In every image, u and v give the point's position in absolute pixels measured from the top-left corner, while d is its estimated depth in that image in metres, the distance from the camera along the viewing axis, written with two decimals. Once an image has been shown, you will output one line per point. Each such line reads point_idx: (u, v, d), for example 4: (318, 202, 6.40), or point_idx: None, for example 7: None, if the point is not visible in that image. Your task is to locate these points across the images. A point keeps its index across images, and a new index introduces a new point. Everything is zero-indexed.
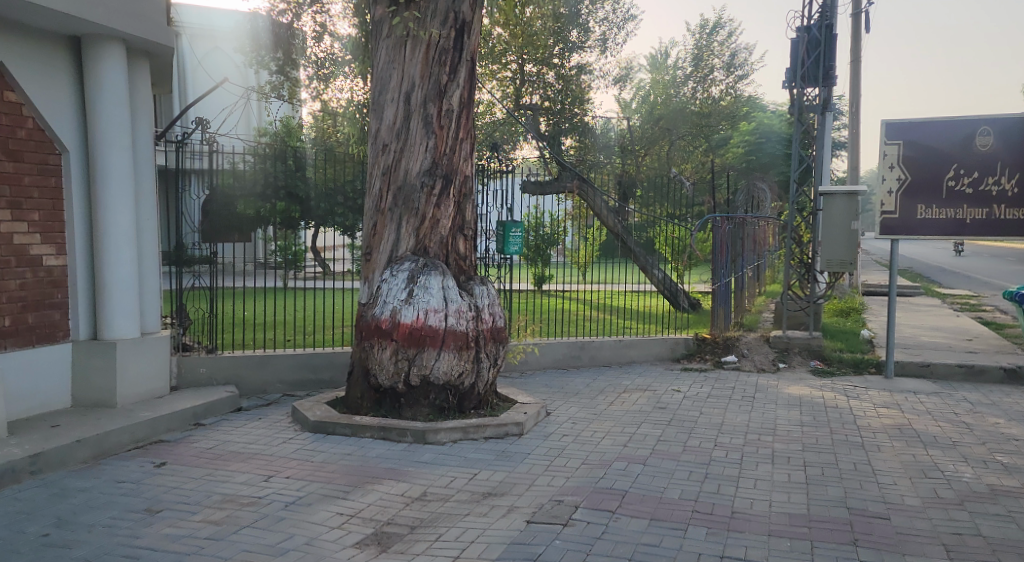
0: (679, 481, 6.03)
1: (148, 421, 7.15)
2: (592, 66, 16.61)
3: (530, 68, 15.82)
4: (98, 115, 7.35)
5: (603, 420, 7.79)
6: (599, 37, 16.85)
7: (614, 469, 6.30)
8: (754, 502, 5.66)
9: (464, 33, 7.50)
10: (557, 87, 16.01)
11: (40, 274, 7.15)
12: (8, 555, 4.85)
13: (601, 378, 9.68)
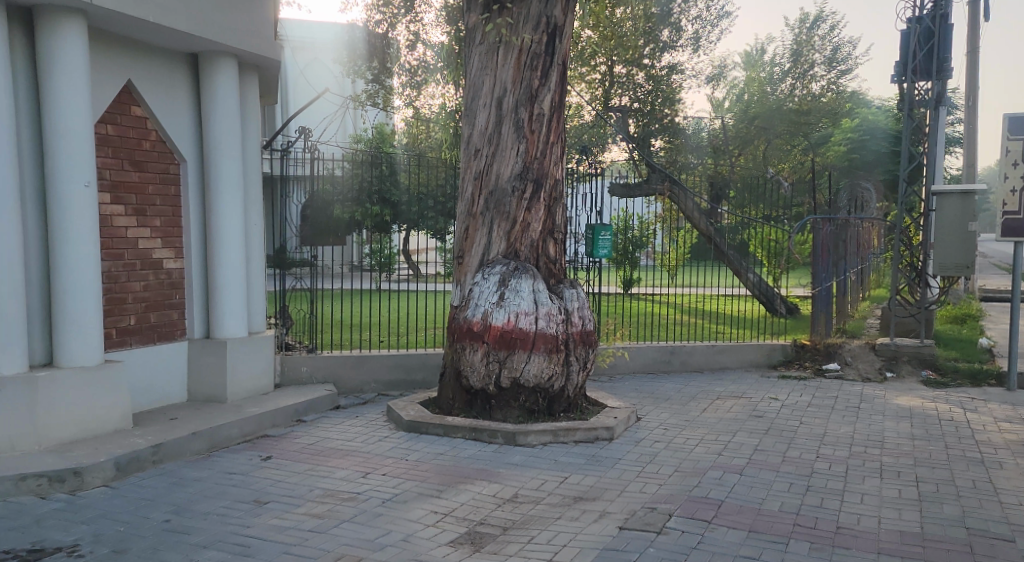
0: (779, 493, 5.94)
1: (255, 416, 7.50)
2: (684, 66, 16.44)
3: (619, 70, 15.81)
4: (213, 127, 7.77)
5: (696, 427, 7.73)
6: (692, 36, 16.67)
7: (710, 478, 6.25)
8: (861, 517, 5.52)
9: (556, 36, 7.58)
10: (647, 88, 15.98)
11: (161, 277, 7.60)
12: (133, 538, 5.20)
13: (693, 384, 9.59)
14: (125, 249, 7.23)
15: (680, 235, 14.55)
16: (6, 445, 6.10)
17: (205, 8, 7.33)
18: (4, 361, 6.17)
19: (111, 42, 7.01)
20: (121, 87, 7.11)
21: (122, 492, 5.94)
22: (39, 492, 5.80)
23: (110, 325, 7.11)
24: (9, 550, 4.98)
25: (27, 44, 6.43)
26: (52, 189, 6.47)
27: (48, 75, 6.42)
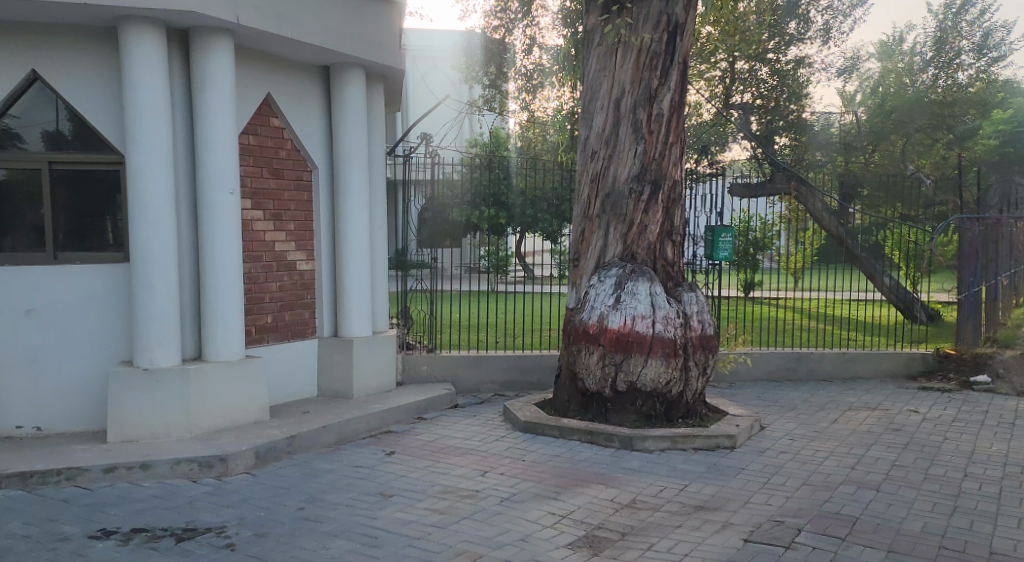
0: (921, 513, 5.70)
1: (379, 413, 7.80)
2: (813, 59, 15.81)
3: (741, 66, 15.54)
4: (343, 135, 8.13)
5: (826, 438, 7.51)
6: (822, 28, 16.03)
7: (843, 493, 6.06)
8: (1017, 543, 5.23)
9: (677, 35, 7.51)
10: (771, 83, 15.70)
11: (295, 278, 8.02)
12: (271, 523, 5.53)
13: (822, 393, 9.30)
14: (263, 252, 7.69)
15: (808, 237, 14.08)
16: (162, 432, 6.65)
17: (336, 23, 7.69)
18: (161, 354, 6.72)
19: (252, 58, 7.48)
20: (261, 100, 7.57)
21: (261, 479, 6.33)
22: (190, 476, 6.28)
23: (249, 323, 7.57)
24: (165, 528, 5.42)
25: (182, 62, 6.96)
26: (201, 196, 6.97)
27: (199, 91, 6.92)
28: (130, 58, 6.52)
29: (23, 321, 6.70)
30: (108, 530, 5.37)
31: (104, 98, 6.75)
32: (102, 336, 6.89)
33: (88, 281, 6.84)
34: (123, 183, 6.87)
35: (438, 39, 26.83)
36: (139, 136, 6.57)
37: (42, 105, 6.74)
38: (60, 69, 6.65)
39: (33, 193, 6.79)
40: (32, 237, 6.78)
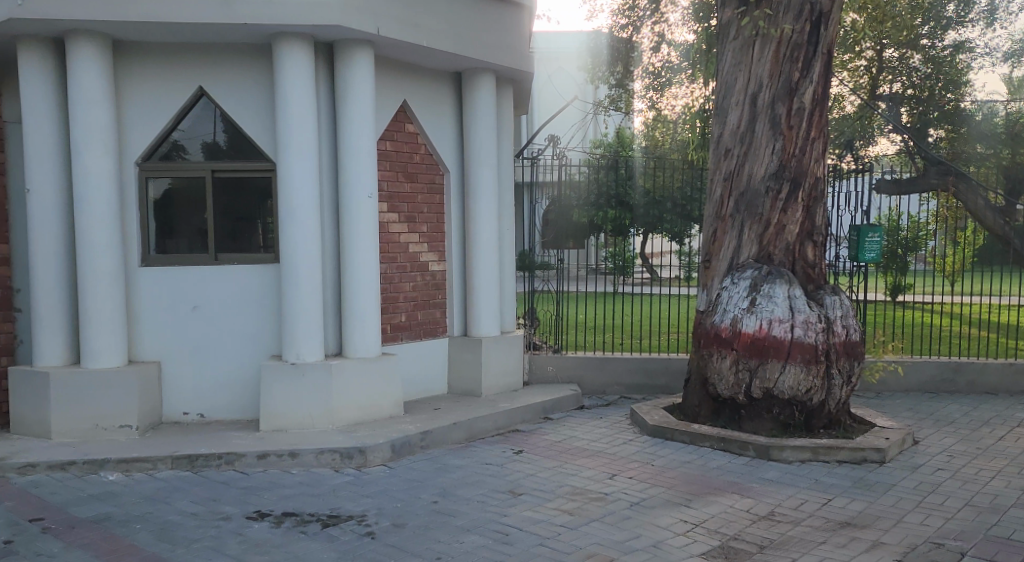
0: None
1: (508, 411, 7.93)
2: (973, 44, 14.55)
3: (891, 54, 14.63)
4: (474, 139, 8.32)
5: (989, 457, 7.05)
6: (987, 8, 14.35)
7: (1011, 517, 5.68)
8: None
9: (822, 24, 7.22)
10: (925, 71, 14.59)
11: (427, 278, 8.25)
12: (408, 514, 5.74)
13: (983, 407, 8.72)
14: (398, 253, 7.96)
15: (966, 236, 13.15)
16: (307, 422, 7.02)
17: (468, 29, 7.88)
18: (307, 349, 7.09)
19: (390, 66, 7.77)
20: (397, 106, 7.86)
21: (398, 472, 6.57)
22: (332, 465, 6.60)
23: (385, 321, 7.87)
24: (312, 513, 5.73)
25: (327, 72, 7.34)
26: (343, 200, 7.31)
27: (342, 99, 7.25)
28: (281, 69, 6.93)
29: (189, 317, 7.25)
30: (262, 512, 5.73)
31: (257, 108, 7.19)
32: (255, 331, 7.32)
33: (243, 280, 7.29)
34: (273, 188, 7.29)
35: (564, 43, 27.02)
36: (287, 143, 6.96)
37: (203, 118, 7.25)
38: (219, 82, 7.15)
39: (196, 198, 7.29)
40: (196, 238, 7.31)
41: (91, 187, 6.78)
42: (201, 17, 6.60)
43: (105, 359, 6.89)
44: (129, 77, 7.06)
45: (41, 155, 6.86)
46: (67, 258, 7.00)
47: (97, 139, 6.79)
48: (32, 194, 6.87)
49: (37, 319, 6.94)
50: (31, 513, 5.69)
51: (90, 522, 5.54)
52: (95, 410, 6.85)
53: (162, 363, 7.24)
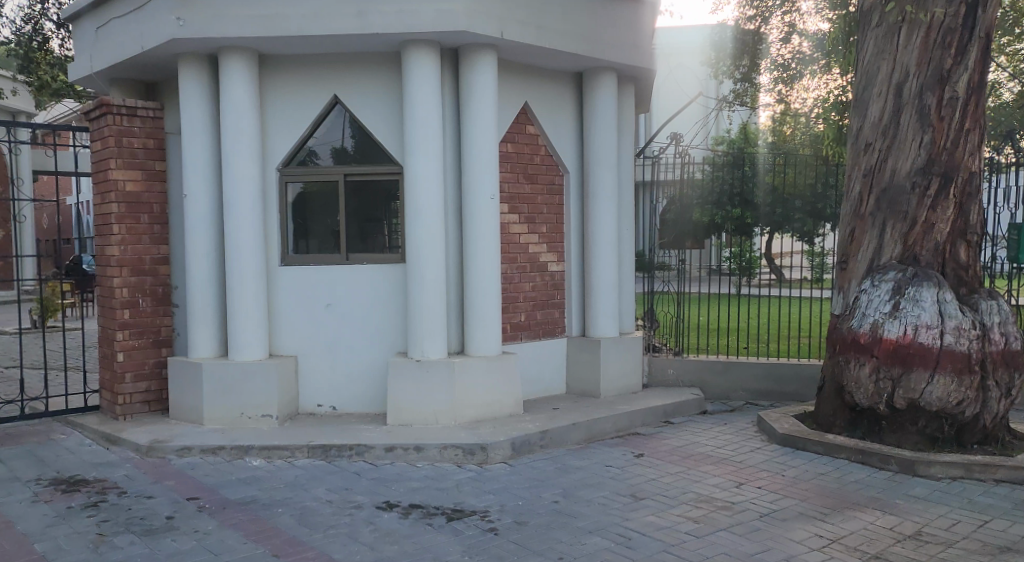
0: None
1: (627, 413, 7.85)
2: None
3: None
4: (595, 139, 8.26)
5: None
6: None
7: None
8: None
9: (978, 7, 6.77)
10: None
11: (547, 279, 8.23)
12: (530, 513, 5.77)
13: None
14: (518, 253, 7.98)
15: None
16: (432, 418, 7.17)
17: (592, 29, 7.83)
18: (431, 347, 7.24)
19: (511, 68, 7.82)
20: (519, 109, 7.90)
21: (520, 470, 6.64)
22: (455, 460, 6.75)
23: (505, 321, 7.91)
24: (437, 506, 5.88)
25: (452, 76, 7.46)
26: (467, 200, 7.40)
27: (466, 102, 7.35)
28: (410, 75, 7.11)
29: (322, 314, 7.49)
30: (391, 503, 5.95)
31: (385, 113, 7.37)
32: (382, 329, 7.49)
33: (371, 279, 7.48)
34: (401, 190, 7.43)
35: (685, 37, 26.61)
36: (415, 146, 7.13)
37: (335, 124, 7.49)
38: (351, 88, 7.37)
39: (326, 201, 7.53)
40: (329, 239, 7.55)
41: (237, 190, 7.13)
42: (339, 29, 6.86)
43: (247, 353, 7.22)
44: (270, 86, 7.38)
45: (193, 162, 7.25)
46: (216, 258, 7.38)
47: (241, 146, 7.13)
48: (187, 198, 7.28)
49: (190, 315, 7.35)
50: (188, 492, 6.15)
51: (238, 504, 5.93)
52: (240, 400, 7.18)
53: (298, 358, 7.51)
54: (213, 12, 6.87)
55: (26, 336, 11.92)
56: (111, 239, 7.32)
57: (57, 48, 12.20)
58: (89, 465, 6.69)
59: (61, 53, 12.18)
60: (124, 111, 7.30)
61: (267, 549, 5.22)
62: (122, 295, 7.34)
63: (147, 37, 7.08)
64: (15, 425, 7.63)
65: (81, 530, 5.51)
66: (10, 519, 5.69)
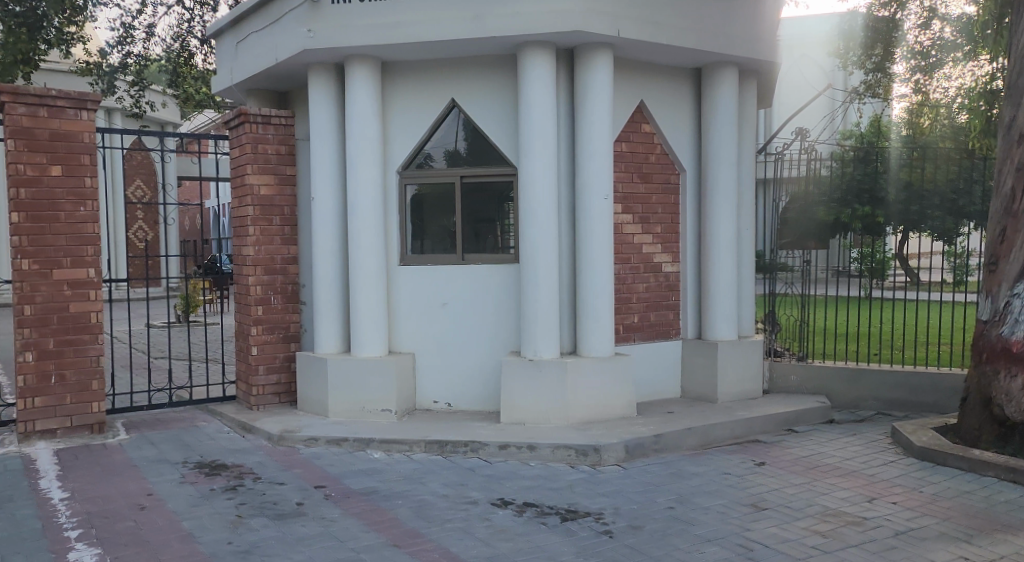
0: None
1: (746, 420, 7.64)
2: None
3: None
4: (714, 137, 8.08)
5: None
6: None
7: None
8: None
9: None
10: None
11: (660, 279, 8.12)
12: (646, 517, 5.75)
13: None
14: (632, 254, 7.92)
15: None
16: (543, 417, 7.25)
17: (713, 22, 7.67)
18: (545, 347, 7.31)
19: (628, 67, 7.78)
20: (635, 107, 7.85)
21: (633, 473, 6.62)
22: (568, 461, 6.79)
23: (618, 321, 7.87)
24: (551, 506, 5.95)
25: (568, 77, 7.51)
26: (581, 201, 7.42)
27: (581, 103, 7.37)
28: (525, 79, 7.20)
29: (439, 312, 7.70)
30: (505, 500, 6.07)
31: (501, 116, 7.50)
32: (496, 328, 7.61)
33: (486, 279, 7.62)
34: (515, 191, 7.54)
35: (813, 27, 25.72)
36: (530, 148, 7.21)
37: (452, 127, 7.67)
38: (469, 92, 7.54)
39: (443, 202, 7.73)
40: (445, 240, 7.75)
41: (360, 193, 7.44)
42: (459, 32, 7.03)
43: (369, 349, 7.53)
44: (393, 92, 7.66)
45: (322, 167, 7.63)
46: (341, 258, 7.74)
47: (364, 150, 7.43)
48: (315, 201, 7.66)
49: (317, 311, 7.73)
50: (315, 480, 6.48)
51: (361, 494, 6.21)
52: (361, 395, 7.49)
53: (416, 355, 7.76)
54: (341, 22, 7.21)
55: (171, 330, 12.87)
56: (247, 239, 7.80)
57: (201, 63, 13.08)
58: (227, 451, 7.17)
59: (205, 67, 13.07)
60: (259, 119, 7.76)
61: (387, 538, 5.44)
62: (256, 293, 7.81)
63: (280, 50, 7.52)
64: (162, 412, 8.28)
65: (221, 511, 5.93)
66: (160, 497, 6.19)
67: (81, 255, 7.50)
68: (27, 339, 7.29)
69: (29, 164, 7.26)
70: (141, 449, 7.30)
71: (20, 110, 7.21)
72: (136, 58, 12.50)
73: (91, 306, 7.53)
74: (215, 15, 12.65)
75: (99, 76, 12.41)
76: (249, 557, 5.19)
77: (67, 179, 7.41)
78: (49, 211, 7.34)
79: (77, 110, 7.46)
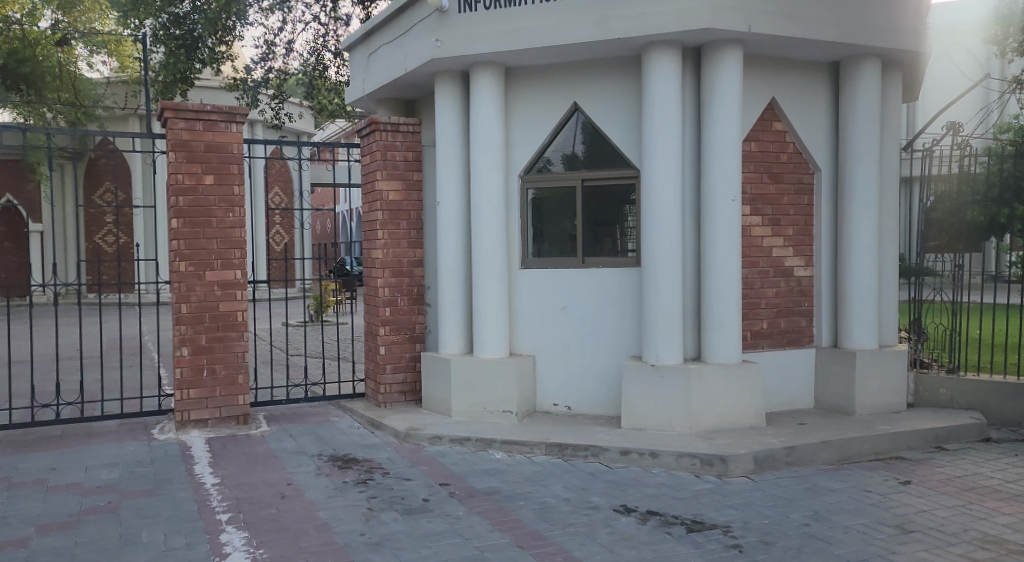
0: None
1: (889, 435, 7.15)
2: None
3: None
4: (854, 134, 7.65)
5: None
6: None
7: None
8: None
9: None
10: None
11: (792, 284, 7.77)
12: (778, 534, 5.50)
13: None
14: (760, 257, 7.61)
15: None
16: (666, 424, 7.10)
17: (853, 13, 7.25)
18: (667, 351, 7.15)
19: (759, 63, 7.48)
20: (765, 105, 7.55)
21: (762, 486, 6.35)
22: (693, 470, 6.61)
23: (746, 327, 7.58)
24: (677, 516, 5.81)
25: (693, 76, 7.32)
26: (705, 203, 7.21)
27: (708, 102, 7.17)
28: (649, 79, 7.08)
29: (559, 316, 7.70)
30: (628, 507, 5.98)
31: (622, 118, 7.42)
32: (616, 333, 7.53)
33: (607, 282, 7.55)
34: (635, 193, 7.43)
35: (970, 12, 23.84)
36: (653, 149, 7.08)
37: (571, 132, 7.67)
38: (590, 95, 7.52)
39: (565, 205, 7.73)
40: (565, 243, 7.74)
41: (485, 197, 7.57)
42: (583, 36, 7.01)
43: (490, 350, 7.64)
44: (516, 97, 7.75)
45: (448, 172, 7.82)
46: (465, 261, 7.91)
47: (488, 155, 7.55)
48: (441, 205, 7.86)
49: (441, 312, 7.94)
50: (440, 478, 6.65)
51: (484, 493, 6.31)
52: (483, 396, 7.61)
53: (536, 357, 7.79)
54: (466, 30, 7.37)
55: (307, 330, 13.57)
56: (376, 243, 8.12)
57: (335, 76, 13.74)
58: (358, 446, 7.48)
59: (337, 79, 13.69)
60: (388, 127, 8.06)
61: (512, 539, 5.49)
62: (384, 294, 8.11)
63: (409, 60, 7.79)
64: (300, 407, 8.76)
65: (354, 504, 6.20)
66: (299, 487, 6.54)
67: (230, 258, 8.05)
68: (183, 335, 7.90)
69: (187, 173, 7.86)
70: (281, 440, 7.74)
71: (179, 125, 7.83)
72: (276, 72, 13.31)
73: (238, 305, 8.08)
74: (349, 29, 13.28)
75: (244, 91, 13.28)
76: (380, 549, 5.38)
77: (219, 187, 7.98)
78: (203, 217, 7.94)
79: (228, 122, 8.02)
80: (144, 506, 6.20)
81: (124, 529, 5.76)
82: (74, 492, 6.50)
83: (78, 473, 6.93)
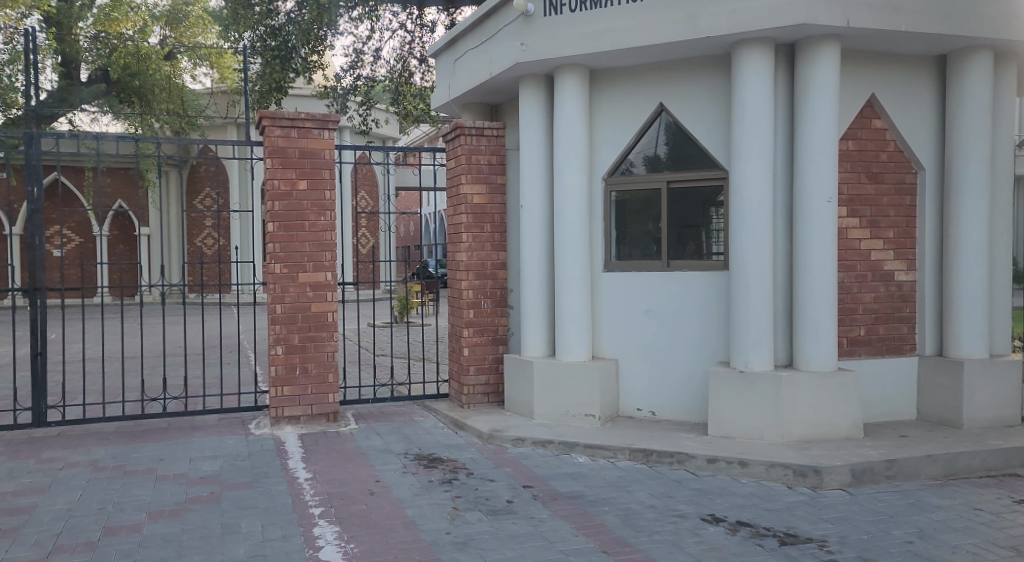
0: None
1: (1002, 450, 6.69)
2: None
3: None
4: (962, 131, 7.20)
5: None
6: None
7: None
8: None
9: None
10: None
11: (892, 289, 7.39)
12: (880, 551, 5.21)
13: None
14: (858, 260, 7.27)
15: None
16: (756, 432, 6.86)
17: (962, 4, 6.82)
18: (756, 358, 6.91)
19: (857, 59, 7.14)
20: (864, 102, 7.20)
21: (859, 500, 6.05)
22: (785, 481, 6.37)
23: (841, 334, 7.25)
24: (769, 527, 5.60)
25: (786, 74, 7.05)
26: (798, 204, 6.94)
27: (802, 101, 6.89)
28: (740, 78, 6.86)
29: (643, 320, 7.57)
30: (716, 516, 5.81)
31: (710, 118, 7.23)
32: (700, 337, 7.35)
33: (692, 285, 7.37)
34: (723, 194, 7.23)
35: None
36: (743, 149, 6.86)
37: (656, 133, 7.53)
38: (676, 96, 7.36)
39: (650, 207, 7.60)
40: (650, 246, 7.61)
41: (569, 200, 7.52)
42: (670, 37, 6.86)
43: (574, 354, 7.58)
44: (600, 99, 7.66)
45: (532, 175, 7.80)
46: (549, 263, 7.88)
47: (573, 157, 7.49)
48: (525, 208, 7.85)
49: (525, 315, 7.93)
50: (524, 480, 6.64)
51: (568, 497, 6.26)
52: (566, 400, 7.56)
53: (620, 362, 7.69)
54: (551, 34, 7.33)
55: (394, 331, 13.86)
56: (461, 246, 8.20)
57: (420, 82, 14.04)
58: (443, 446, 7.56)
59: (423, 85, 13.95)
60: (473, 132, 8.12)
61: (597, 544, 5.42)
62: (469, 297, 8.18)
63: (494, 64, 7.82)
64: (387, 406, 8.93)
65: (440, 502, 6.26)
66: (387, 485, 6.66)
67: (321, 260, 8.28)
68: (278, 335, 8.17)
69: (282, 179, 8.13)
70: (369, 438, 7.90)
71: (275, 132, 8.10)
72: (365, 79, 13.70)
73: (329, 306, 8.31)
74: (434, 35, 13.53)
75: (334, 99, 13.70)
76: (466, 549, 5.41)
77: (311, 192, 8.22)
78: (296, 221, 8.19)
79: (321, 129, 8.26)
80: (242, 498, 6.45)
81: (225, 518, 6.00)
82: (180, 481, 6.82)
83: (183, 464, 7.27)
